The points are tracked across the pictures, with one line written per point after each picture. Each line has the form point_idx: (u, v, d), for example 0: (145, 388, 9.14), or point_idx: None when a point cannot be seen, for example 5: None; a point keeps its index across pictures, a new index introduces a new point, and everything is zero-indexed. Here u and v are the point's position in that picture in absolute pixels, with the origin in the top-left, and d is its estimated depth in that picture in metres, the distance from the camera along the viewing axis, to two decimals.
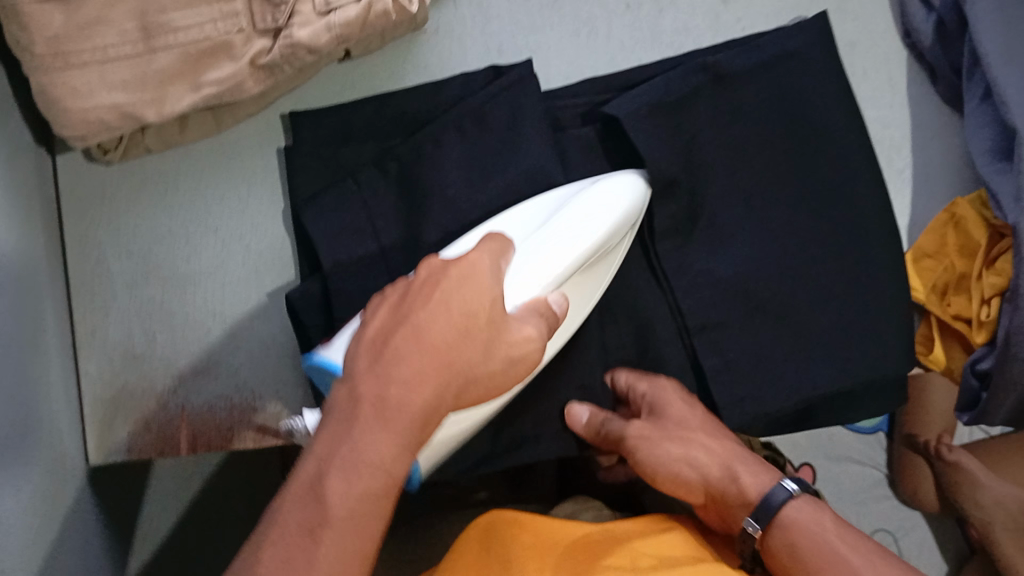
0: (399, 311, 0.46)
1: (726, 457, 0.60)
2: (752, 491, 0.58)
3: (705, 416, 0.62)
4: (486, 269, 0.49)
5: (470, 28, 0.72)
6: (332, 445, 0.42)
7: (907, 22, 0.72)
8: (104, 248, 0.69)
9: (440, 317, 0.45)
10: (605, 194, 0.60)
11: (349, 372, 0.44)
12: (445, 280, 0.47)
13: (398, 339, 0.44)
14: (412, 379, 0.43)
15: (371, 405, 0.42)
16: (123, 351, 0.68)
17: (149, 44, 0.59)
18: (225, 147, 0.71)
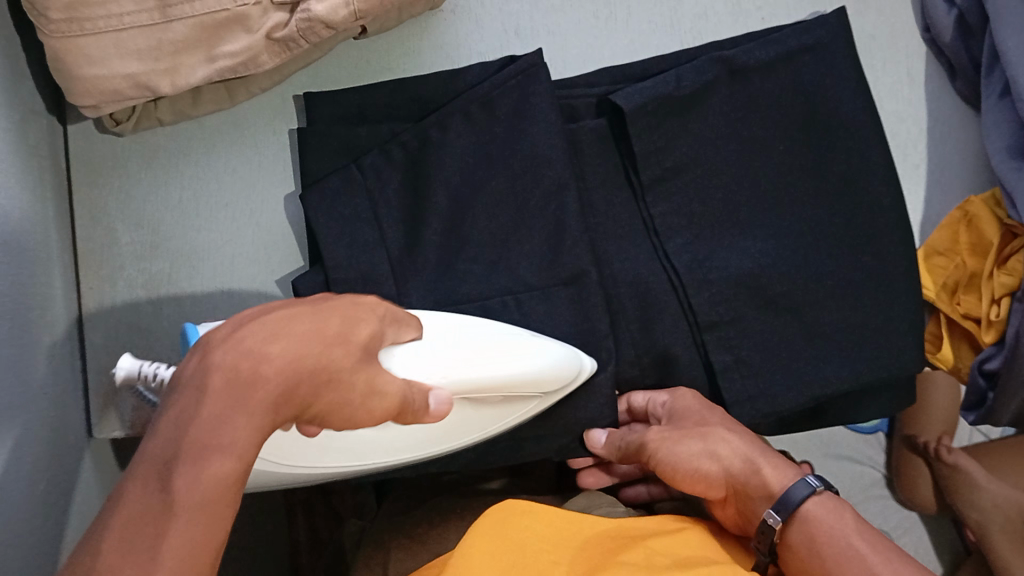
0: (268, 309, 0.43)
1: (750, 447, 0.58)
2: (775, 483, 0.56)
3: (727, 416, 0.62)
4: (374, 312, 0.47)
5: (489, 9, 0.72)
6: (184, 413, 0.36)
7: (928, 17, 0.72)
8: (112, 218, 0.69)
9: (314, 321, 0.41)
10: (551, 349, 0.59)
11: (205, 343, 0.39)
12: (330, 301, 0.44)
13: (269, 320, 0.40)
14: (274, 358, 0.38)
15: (229, 371, 0.37)
16: (129, 322, 0.68)
17: (164, 13, 0.58)
18: (238, 123, 0.70)
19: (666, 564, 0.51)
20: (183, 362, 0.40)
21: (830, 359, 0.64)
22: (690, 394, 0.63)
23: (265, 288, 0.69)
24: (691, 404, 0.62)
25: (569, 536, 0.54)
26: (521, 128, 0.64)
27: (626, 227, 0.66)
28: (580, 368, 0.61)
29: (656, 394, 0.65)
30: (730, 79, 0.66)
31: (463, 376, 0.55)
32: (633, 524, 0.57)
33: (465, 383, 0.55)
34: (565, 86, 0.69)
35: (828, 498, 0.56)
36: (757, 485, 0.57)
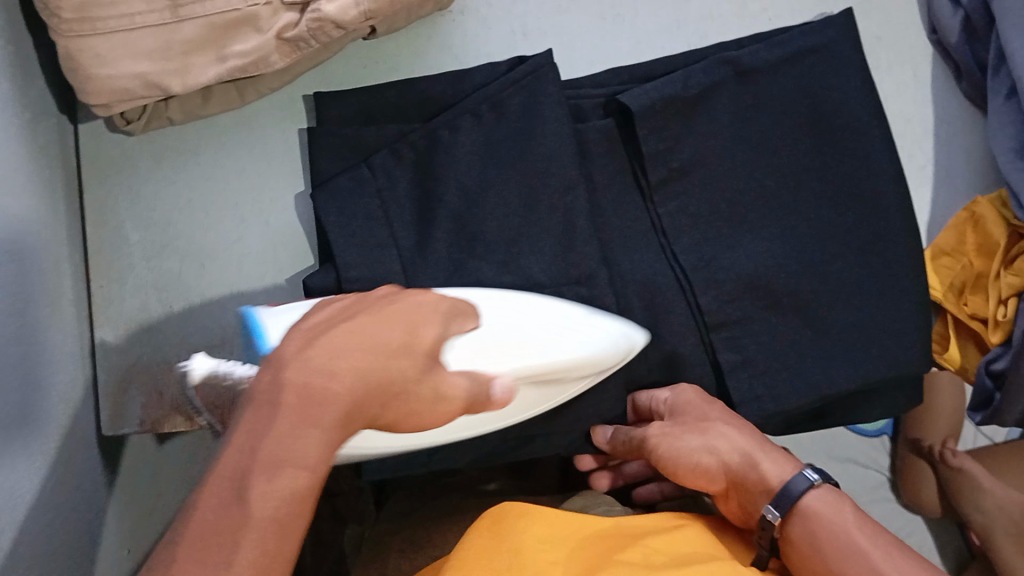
0: (335, 312, 0.45)
1: (748, 442, 0.58)
2: (773, 477, 0.56)
3: (727, 411, 0.61)
4: (442, 306, 0.48)
5: (496, 10, 0.72)
6: (255, 431, 0.38)
7: (934, 19, 0.72)
8: (123, 217, 0.69)
9: (381, 328, 0.43)
10: (605, 326, 0.60)
11: (277, 355, 0.41)
12: (397, 300, 0.46)
13: (338, 332, 0.42)
14: (343, 374, 0.40)
15: (298, 390, 0.39)
16: (139, 321, 0.68)
17: (176, 13, 0.58)
18: (248, 122, 0.70)
19: (666, 563, 0.51)
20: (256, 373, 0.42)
21: (838, 360, 0.64)
22: (691, 390, 0.63)
23: (274, 287, 0.70)
24: (691, 402, 0.61)
25: (569, 534, 0.54)
26: (529, 128, 0.64)
27: (633, 227, 0.67)
28: (632, 344, 0.61)
29: (658, 390, 0.64)
30: (737, 79, 0.66)
31: (529, 359, 0.56)
32: (633, 522, 0.57)
33: (533, 367, 0.56)
34: (572, 87, 0.70)
35: (828, 493, 0.55)
36: (756, 480, 0.56)
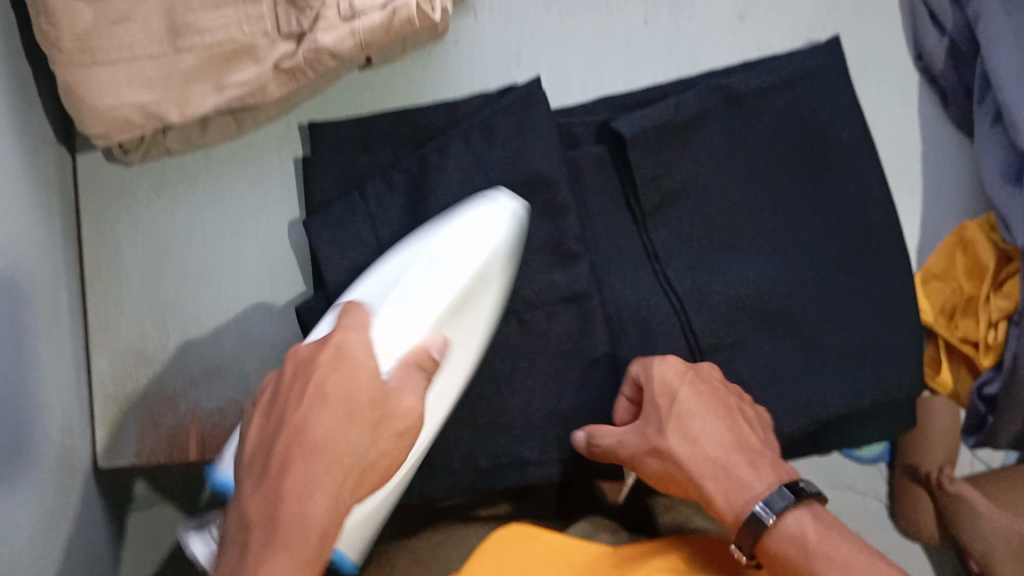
0: (275, 415, 0.50)
1: (699, 459, 0.56)
2: (726, 513, 0.54)
3: (698, 400, 0.57)
4: (354, 344, 0.51)
5: (490, 38, 0.72)
6: (237, 565, 0.47)
7: (920, 44, 0.73)
8: (120, 245, 0.70)
9: (318, 417, 0.48)
10: (471, 223, 0.59)
11: (239, 493, 0.49)
12: (314, 371, 0.50)
13: (283, 448, 0.48)
14: (301, 493, 0.47)
15: (266, 524, 0.47)
16: (135, 349, 0.69)
17: (175, 45, 0.60)
18: (244, 150, 0.71)
19: None
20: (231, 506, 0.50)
21: (829, 382, 0.65)
22: (669, 371, 0.57)
23: (271, 313, 0.70)
24: (659, 392, 0.57)
25: (567, 563, 0.55)
26: (523, 153, 0.65)
27: (625, 251, 0.68)
28: (503, 225, 0.59)
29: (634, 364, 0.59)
30: (728, 104, 0.67)
31: (432, 302, 0.57)
32: (631, 548, 0.56)
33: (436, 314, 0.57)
34: (564, 113, 0.70)
35: (792, 520, 0.53)
36: (705, 501, 0.55)
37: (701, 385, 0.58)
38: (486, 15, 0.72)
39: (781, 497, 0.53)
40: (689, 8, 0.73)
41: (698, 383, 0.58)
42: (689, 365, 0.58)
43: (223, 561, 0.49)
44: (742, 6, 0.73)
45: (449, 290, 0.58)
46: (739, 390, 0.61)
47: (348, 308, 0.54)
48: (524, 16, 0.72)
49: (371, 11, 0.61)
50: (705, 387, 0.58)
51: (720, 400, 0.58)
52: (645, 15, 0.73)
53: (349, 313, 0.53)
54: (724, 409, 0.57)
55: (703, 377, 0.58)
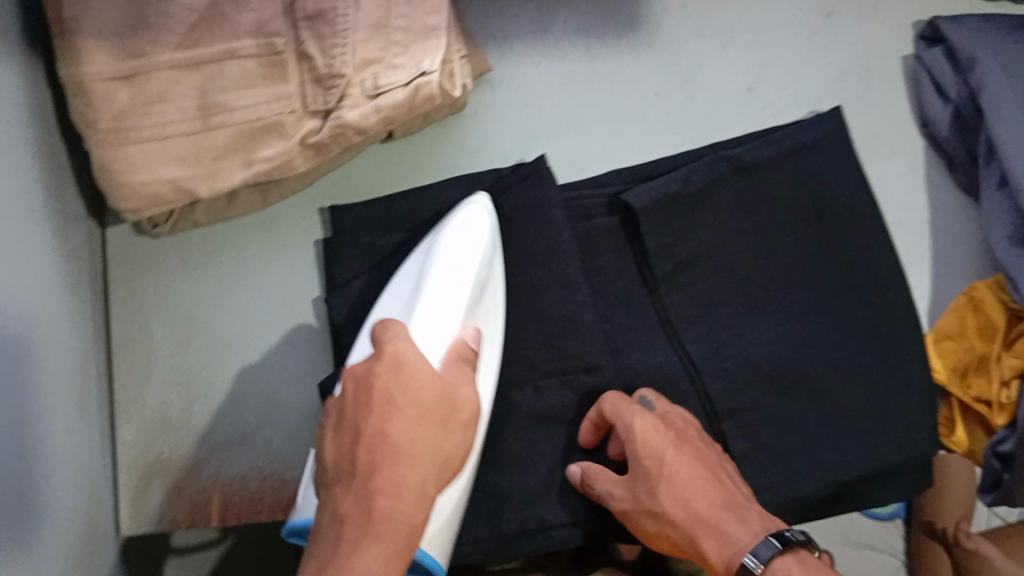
0: (346, 433, 0.51)
1: (686, 513, 0.55)
2: (717, 564, 0.53)
3: (681, 456, 0.57)
4: (402, 336, 0.53)
5: (508, 112, 0.74)
6: (325, 563, 0.47)
7: (925, 112, 0.75)
8: (147, 315, 0.71)
9: (392, 417, 0.49)
10: (460, 226, 0.61)
11: (332, 499, 0.50)
12: (376, 381, 0.51)
13: (364, 455, 0.49)
14: (389, 487, 0.48)
15: (358, 521, 0.47)
16: (160, 417, 0.70)
17: (206, 123, 0.62)
18: (269, 222, 0.73)
19: None
20: (317, 523, 0.50)
21: (850, 446, 0.65)
22: (650, 430, 0.59)
23: (293, 380, 0.71)
24: (645, 453, 0.58)
25: None
26: (541, 220, 0.67)
27: (641, 317, 0.69)
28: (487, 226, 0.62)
29: (614, 410, 0.60)
30: (736, 173, 0.69)
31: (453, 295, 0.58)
32: None
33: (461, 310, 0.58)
34: (576, 187, 0.72)
35: (776, 564, 0.51)
36: (701, 557, 0.54)
37: (684, 445, 0.59)
38: (502, 90, 0.75)
39: (768, 545, 0.51)
40: (699, 81, 0.76)
41: (681, 441, 0.59)
42: (667, 425, 0.60)
43: (309, 561, 0.48)
44: (750, 79, 0.76)
45: (464, 282, 0.59)
46: (719, 453, 0.61)
47: (381, 324, 0.54)
48: (539, 91, 0.75)
49: (395, 89, 0.64)
50: (686, 444, 0.59)
51: (704, 458, 0.58)
52: (655, 88, 0.75)
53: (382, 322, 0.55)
54: (708, 465, 0.58)
55: (685, 439, 0.59)
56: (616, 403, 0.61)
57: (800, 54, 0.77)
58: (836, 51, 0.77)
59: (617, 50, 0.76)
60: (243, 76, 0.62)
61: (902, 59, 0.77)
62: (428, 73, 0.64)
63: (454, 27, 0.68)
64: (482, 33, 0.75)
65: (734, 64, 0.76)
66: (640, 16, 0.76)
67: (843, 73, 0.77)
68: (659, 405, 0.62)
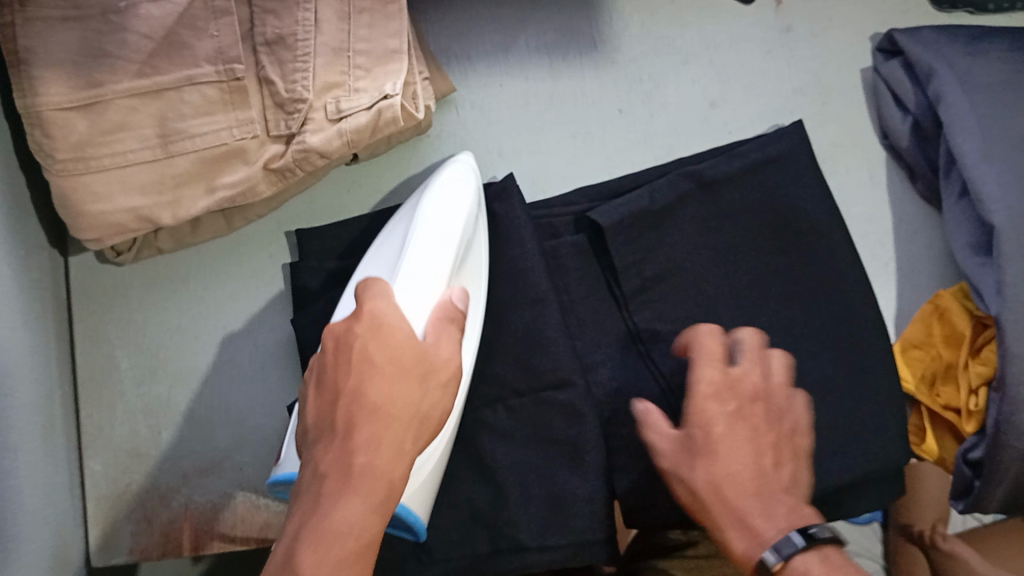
0: (326, 392, 0.49)
1: (716, 499, 0.50)
2: (740, 554, 0.49)
3: (728, 431, 0.51)
4: (384, 306, 0.51)
5: (473, 132, 0.74)
6: (305, 518, 0.44)
7: (886, 123, 0.76)
8: (112, 344, 0.70)
9: (372, 373, 0.47)
10: (441, 197, 0.63)
11: (309, 458, 0.47)
12: (354, 341, 0.49)
13: (343, 412, 0.47)
14: (368, 444, 0.46)
15: (336, 477, 0.45)
16: (129, 449, 0.69)
17: (167, 150, 0.61)
18: (235, 247, 0.72)
19: None
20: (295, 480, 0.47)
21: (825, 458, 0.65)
22: (707, 399, 0.52)
23: (264, 406, 0.70)
24: (699, 418, 0.52)
25: None
26: (506, 240, 0.68)
27: (610, 334, 0.69)
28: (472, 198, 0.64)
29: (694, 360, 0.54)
30: (699, 190, 0.70)
31: (440, 254, 0.59)
32: None
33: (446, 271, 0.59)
34: (542, 207, 0.72)
35: (800, 561, 0.46)
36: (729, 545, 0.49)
37: (740, 422, 0.51)
38: (466, 111, 0.75)
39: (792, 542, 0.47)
40: (662, 99, 0.76)
41: (738, 416, 0.52)
42: (732, 393, 0.52)
43: (289, 521, 0.45)
44: (712, 95, 0.76)
45: (449, 245, 0.60)
46: (801, 424, 0.54)
47: (364, 282, 0.54)
48: (504, 111, 0.75)
49: (358, 112, 0.63)
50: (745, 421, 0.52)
51: (758, 435, 0.52)
52: (619, 105, 0.76)
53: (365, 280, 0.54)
54: (760, 446, 0.51)
55: (745, 415, 0.52)
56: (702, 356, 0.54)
57: (762, 70, 0.77)
58: (797, 66, 0.78)
59: (580, 69, 0.76)
60: (204, 103, 0.62)
61: (862, 71, 0.78)
62: (391, 96, 0.63)
63: (415, 50, 0.68)
64: (444, 55, 0.75)
65: (696, 81, 0.77)
66: (601, 33, 0.77)
67: (804, 88, 0.77)
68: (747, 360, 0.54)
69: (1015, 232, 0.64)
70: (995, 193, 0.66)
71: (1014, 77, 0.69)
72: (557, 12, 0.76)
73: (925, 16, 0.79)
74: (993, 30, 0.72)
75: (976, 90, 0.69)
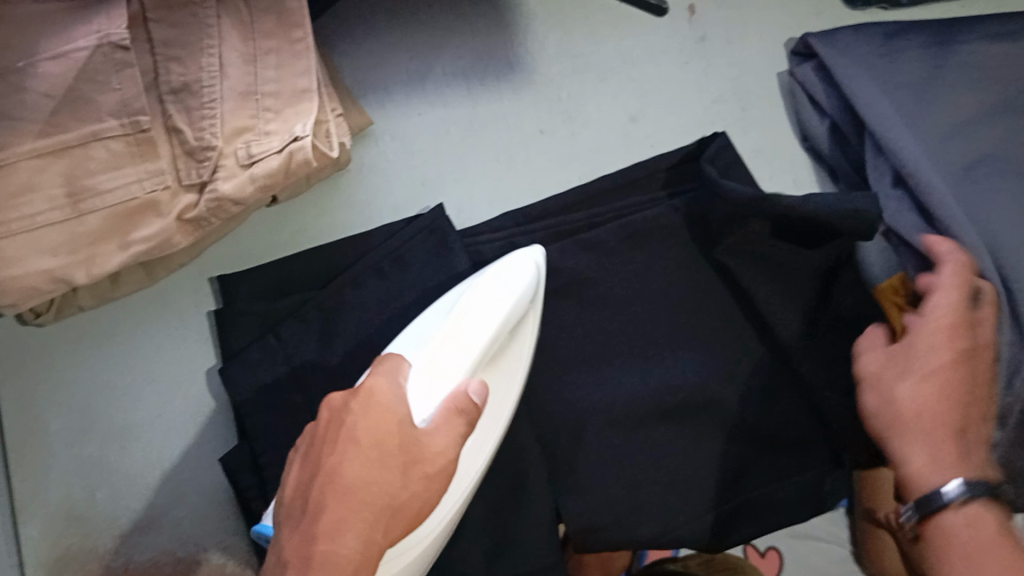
0: (306, 468, 0.49)
1: (913, 422, 0.56)
2: (920, 476, 0.55)
3: (943, 368, 0.57)
4: (386, 392, 0.51)
5: (396, 165, 0.74)
6: None
7: (805, 126, 0.76)
8: (40, 407, 0.69)
9: (350, 455, 0.48)
10: (490, 278, 0.61)
11: (281, 536, 0.48)
12: (346, 420, 0.49)
13: (318, 493, 0.47)
14: (334, 530, 0.46)
15: (298, 564, 0.45)
16: (65, 512, 0.67)
17: (77, 208, 0.59)
18: (158, 298, 0.71)
19: None
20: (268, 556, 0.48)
21: (762, 468, 0.66)
22: (932, 337, 0.58)
23: (196, 458, 0.69)
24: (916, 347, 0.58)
25: None
26: (437, 273, 0.68)
27: (547, 355, 0.68)
28: (530, 281, 0.62)
29: (864, 342, 0.62)
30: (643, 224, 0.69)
31: (470, 343, 0.58)
32: None
33: (472, 358, 0.57)
34: (469, 234, 0.71)
35: (952, 509, 0.53)
36: (897, 460, 0.56)
37: (957, 362, 0.57)
38: (387, 142, 0.74)
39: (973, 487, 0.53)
40: (584, 117, 0.76)
41: (962, 358, 0.57)
42: (959, 334, 0.57)
43: None
44: (632, 110, 0.77)
45: (486, 332, 0.58)
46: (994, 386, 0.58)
47: (386, 368, 0.54)
48: (425, 139, 0.74)
49: (269, 156, 0.62)
50: (942, 367, 0.57)
51: (966, 378, 0.56)
52: (540, 126, 0.76)
53: (381, 359, 0.55)
54: (958, 394, 0.56)
55: (972, 357, 0.57)
56: (877, 337, 0.62)
57: (680, 81, 0.78)
58: (714, 75, 0.78)
59: (498, 92, 0.76)
60: (111, 158, 0.60)
61: (778, 75, 0.78)
62: (301, 138, 0.63)
63: (328, 86, 0.68)
64: (360, 88, 0.74)
65: (615, 97, 0.77)
66: (517, 55, 0.77)
67: (725, 95, 0.78)
68: (986, 305, 0.59)
69: (962, 214, 0.64)
70: (941, 185, 0.65)
71: (928, 73, 0.70)
72: (472, 36, 0.76)
73: (838, 16, 0.80)
74: (910, 25, 0.73)
75: (895, 80, 0.70)
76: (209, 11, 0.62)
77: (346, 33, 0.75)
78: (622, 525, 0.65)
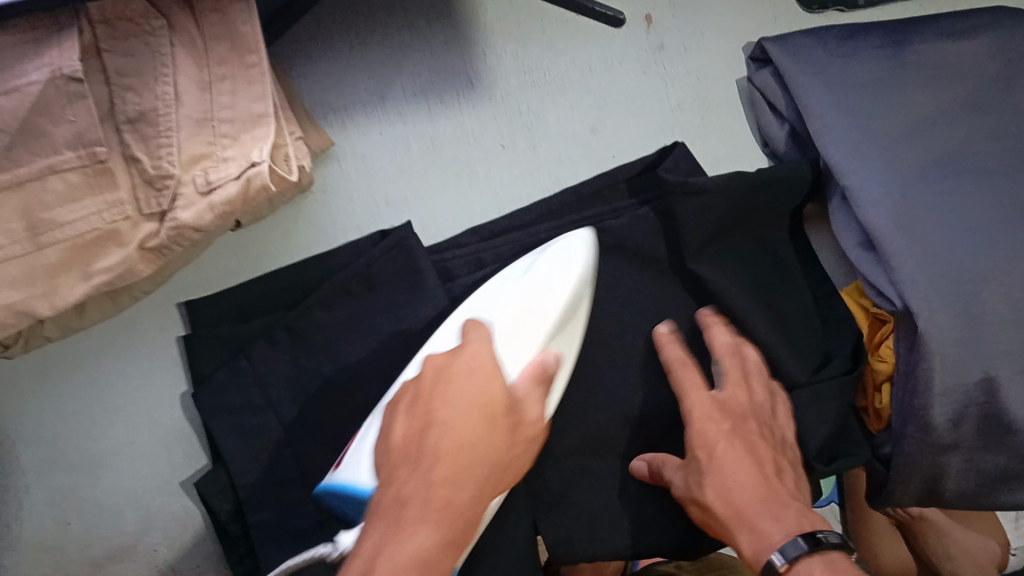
0: (416, 415, 0.49)
1: (728, 510, 0.55)
2: (754, 548, 0.53)
3: (729, 448, 0.57)
4: (486, 355, 0.52)
5: (358, 183, 0.74)
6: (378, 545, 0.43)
7: (765, 132, 0.77)
8: (10, 439, 0.69)
9: (462, 408, 0.48)
10: (555, 256, 0.62)
11: (389, 482, 0.47)
12: (455, 375, 0.50)
13: (431, 441, 0.47)
14: (453, 479, 0.45)
15: (416, 505, 0.44)
16: (39, 543, 0.68)
17: (36, 241, 0.60)
18: (124, 325, 0.71)
19: None
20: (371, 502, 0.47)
21: None
22: (705, 427, 0.58)
23: (168, 484, 0.69)
24: (699, 444, 0.58)
25: None
26: (409, 292, 0.67)
27: None
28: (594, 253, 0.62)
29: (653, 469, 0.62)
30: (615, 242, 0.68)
31: (542, 319, 0.60)
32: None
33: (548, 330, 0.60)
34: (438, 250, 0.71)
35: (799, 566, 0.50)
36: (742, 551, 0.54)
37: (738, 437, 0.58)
38: (347, 161, 0.74)
39: (799, 546, 0.51)
40: (544, 130, 0.77)
41: (737, 432, 0.58)
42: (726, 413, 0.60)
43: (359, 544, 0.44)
44: (592, 121, 0.77)
45: (557, 308, 0.60)
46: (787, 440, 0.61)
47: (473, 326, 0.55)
48: (385, 156, 0.75)
49: (227, 183, 0.63)
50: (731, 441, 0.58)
51: (751, 443, 0.58)
52: (501, 141, 0.76)
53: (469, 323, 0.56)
54: (755, 457, 0.57)
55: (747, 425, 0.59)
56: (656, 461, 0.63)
57: (640, 90, 0.79)
58: (673, 84, 0.79)
59: (458, 108, 0.76)
60: (68, 190, 0.60)
61: (738, 81, 0.80)
62: (258, 164, 0.63)
63: (284, 110, 0.68)
64: (321, 108, 0.74)
65: (574, 108, 0.77)
66: (475, 70, 0.77)
67: (685, 103, 0.79)
68: (728, 385, 0.62)
69: (894, 226, 0.63)
70: (871, 196, 0.65)
71: (875, 77, 0.70)
72: (429, 53, 0.77)
73: (796, 21, 0.81)
74: (859, 28, 0.74)
75: (831, 96, 0.69)
76: (162, 40, 0.62)
77: (305, 55, 0.75)
78: (596, 536, 0.64)
